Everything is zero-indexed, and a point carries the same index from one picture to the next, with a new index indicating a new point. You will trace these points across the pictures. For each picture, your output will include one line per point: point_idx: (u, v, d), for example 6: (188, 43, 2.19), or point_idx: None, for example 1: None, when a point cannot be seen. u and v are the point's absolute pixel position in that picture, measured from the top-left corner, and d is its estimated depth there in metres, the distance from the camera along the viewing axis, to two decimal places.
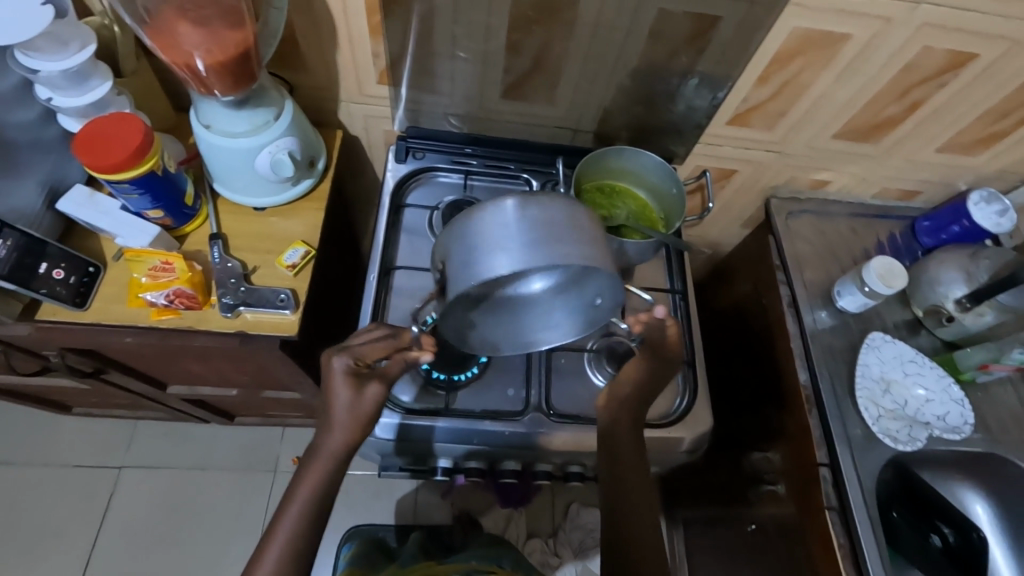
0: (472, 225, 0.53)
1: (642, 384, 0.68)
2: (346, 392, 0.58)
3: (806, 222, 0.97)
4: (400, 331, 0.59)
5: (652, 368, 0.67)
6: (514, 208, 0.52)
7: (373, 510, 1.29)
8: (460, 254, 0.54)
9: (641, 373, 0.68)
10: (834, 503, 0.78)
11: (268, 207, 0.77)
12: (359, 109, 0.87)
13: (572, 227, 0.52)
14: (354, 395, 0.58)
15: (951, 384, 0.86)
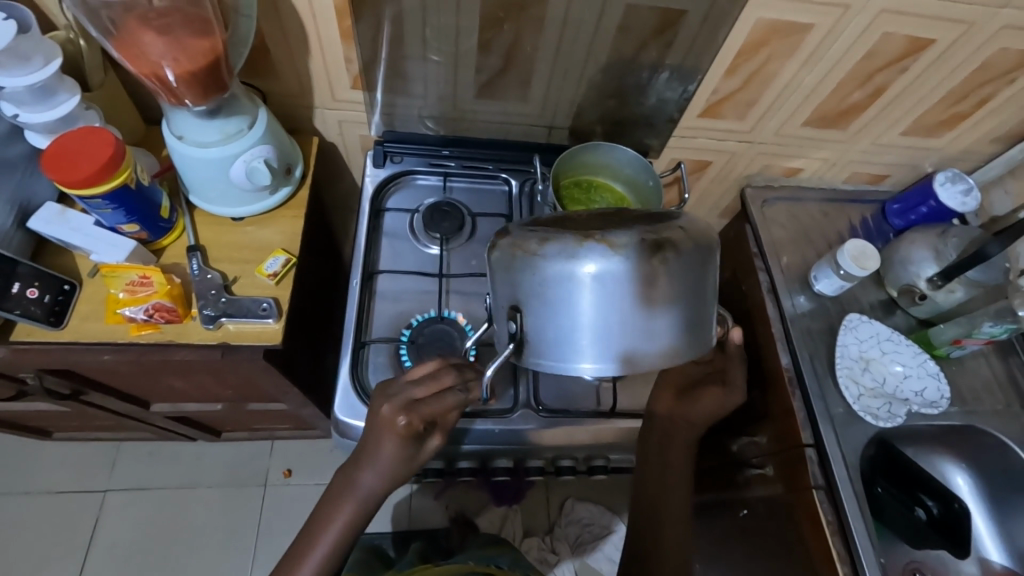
0: (579, 276, 0.47)
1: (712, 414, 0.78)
2: (409, 450, 0.59)
3: (781, 209, 0.99)
4: (468, 385, 0.62)
5: (728, 401, 0.77)
6: (624, 264, 0.46)
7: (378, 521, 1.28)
8: (548, 305, 0.49)
9: (720, 402, 0.77)
10: (820, 481, 0.80)
11: (245, 216, 0.77)
12: (333, 115, 0.86)
13: (688, 293, 0.49)
14: (415, 448, 0.60)
15: (927, 360, 0.88)
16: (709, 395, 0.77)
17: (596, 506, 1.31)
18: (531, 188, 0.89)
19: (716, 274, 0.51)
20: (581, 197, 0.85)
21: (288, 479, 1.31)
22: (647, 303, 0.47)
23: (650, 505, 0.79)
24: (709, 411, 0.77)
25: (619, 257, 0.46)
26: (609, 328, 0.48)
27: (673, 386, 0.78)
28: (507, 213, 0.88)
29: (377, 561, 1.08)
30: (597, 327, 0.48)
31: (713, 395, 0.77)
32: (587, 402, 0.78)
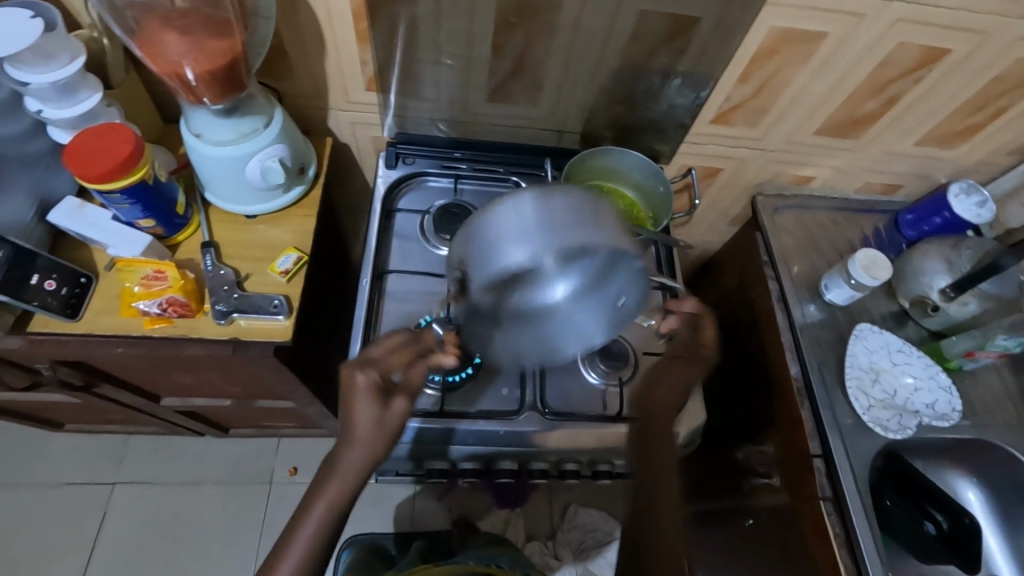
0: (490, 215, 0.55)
1: (680, 386, 0.72)
2: (373, 408, 0.58)
3: (791, 217, 0.99)
4: (422, 338, 0.63)
5: (696, 372, 0.72)
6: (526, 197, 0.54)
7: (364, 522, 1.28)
8: (477, 249, 0.56)
9: (684, 374, 0.72)
10: (828, 492, 0.79)
11: (258, 214, 0.78)
12: (346, 116, 0.87)
13: (591, 213, 0.53)
14: (381, 410, 0.58)
15: (939, 372, 0.87)
16: (674, 368, 0.73)
17: (599, 512, 1.30)
18: None
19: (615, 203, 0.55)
20: None
21: (293, 477, 1.32)
22: (559, 219, 0.52)
23: (644, 513, 0.69)
24: (671, 387, 0.72)
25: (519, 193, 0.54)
26: (524, 239, 0.53)
27: (656, 378, 0.73)
28: None
29: (378, 561, 1.09)
30: (515, 242, 0.53)
31: (680, 366, 0.72)
32: (593, 407, 0.78)
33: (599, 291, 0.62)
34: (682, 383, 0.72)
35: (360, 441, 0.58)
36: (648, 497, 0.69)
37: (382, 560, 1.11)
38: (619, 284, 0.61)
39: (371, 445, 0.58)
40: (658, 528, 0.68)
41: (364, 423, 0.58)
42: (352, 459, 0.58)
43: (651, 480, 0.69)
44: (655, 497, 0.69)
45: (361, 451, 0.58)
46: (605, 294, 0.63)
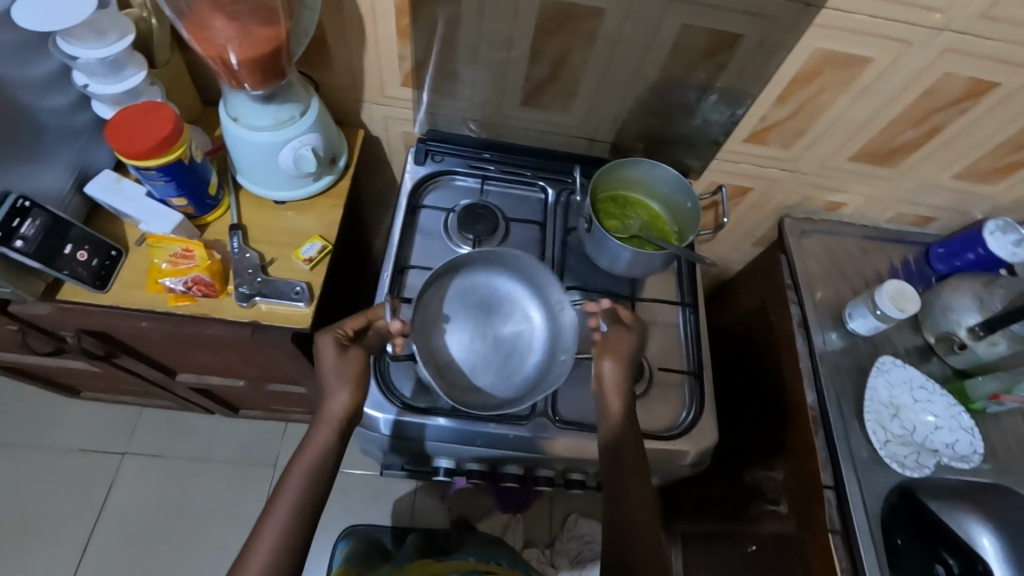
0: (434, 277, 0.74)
1: (626, 357, 0.72)
2: (332, 357, 0.67)
3: (818, 242, 0.97)
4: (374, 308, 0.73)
5: (634, 338, 0.73)
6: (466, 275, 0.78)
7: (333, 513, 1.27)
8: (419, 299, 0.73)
9: (624, 349, 0.72)
10: (836, 525, 0.77)
11: (287, 200, 0.79)
12: (380, 110, 0.88)
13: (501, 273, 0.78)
14: (339, 357, 0.67)
15: (962, 413, 0.85)
16: (618, 336, 0.73)
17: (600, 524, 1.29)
18: (567, 199, 0.90)
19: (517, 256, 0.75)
20: (616, 212, 0.85)
21: None
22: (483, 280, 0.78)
23: (616, 519, 0.66)
24: (617, 365, 0.71)
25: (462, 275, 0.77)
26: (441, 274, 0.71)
27: (614, 355, 0.72)
28: (540, 221, 0.89)
29: (377, 554, 1.10)
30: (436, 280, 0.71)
31: (621, 334, 0.73)
32: None
33: (553, 349, 0.74)
34: (626, 352, 0.72)
35: (332, 385, 0.66)
36: (618, 501, 0.66)
37: (379, 552, 1.11)
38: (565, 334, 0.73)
39: (348, 388, 0.67)
40: (631, 531, 0.64)
41: (330, 372, 0.67)
42: (334, 405, 0.66)
43: (619, 486, 0.66)
44: (624, 500, 0.66)
45: (342, 395, 0.66)
46: (558, 348, 0.74)
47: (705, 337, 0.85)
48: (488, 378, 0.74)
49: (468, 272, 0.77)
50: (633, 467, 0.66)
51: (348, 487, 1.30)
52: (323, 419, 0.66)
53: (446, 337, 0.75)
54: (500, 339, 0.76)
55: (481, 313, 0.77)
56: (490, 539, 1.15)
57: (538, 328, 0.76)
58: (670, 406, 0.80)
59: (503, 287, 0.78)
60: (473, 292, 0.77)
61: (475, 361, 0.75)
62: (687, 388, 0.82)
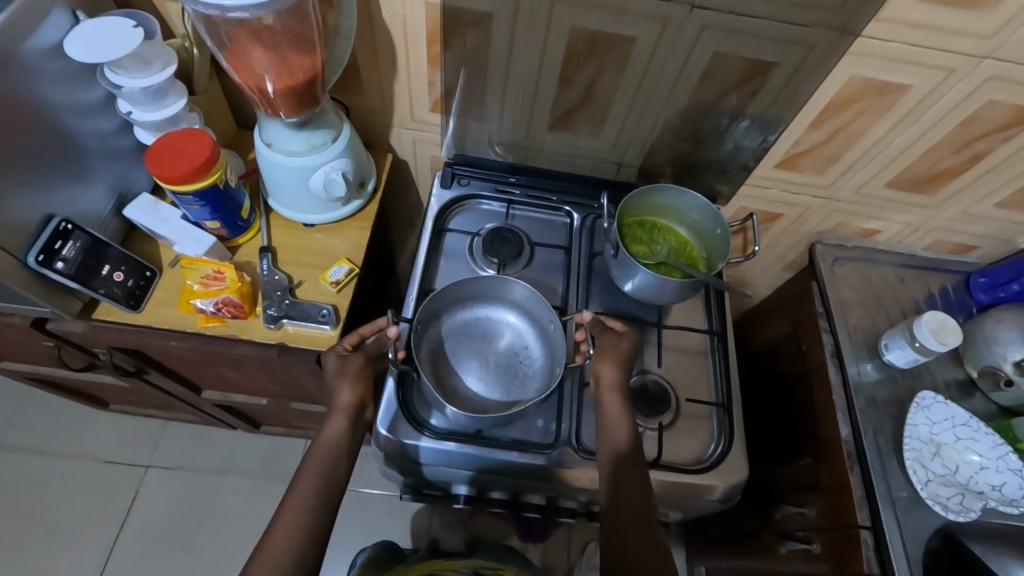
0: (430, 306, 0.76)
1: (623, 358, 0.74)
2: (334, 361, 0.69)
3: (852, 270, 0.95)
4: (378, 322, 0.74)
5: (627, 343, 0.75)
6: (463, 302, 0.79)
7: (344, 530, 1.26)
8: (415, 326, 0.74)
9: (620, 356, 0.74)
10: (874, 569, 0.74)
11: (316, 223, 0.80)
12: (410, 134, 0.89)
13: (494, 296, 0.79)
14: (341, 361, 0.69)
15: (1009, 453, 0.79)
16: (611, 341, 0.75)
17: None
18: (592, 223, 0.90)
19: (505, 279, 0.77)
20: (643, 238, 0.85)
21: None
22: (479, 304, 0.79)
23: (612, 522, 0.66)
24: (614, 369, 0.73)
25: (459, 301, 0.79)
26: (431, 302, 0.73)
27: (611, 358, 0.74)
28: (566, 245, 0.88)
29: (390, 558, 1.01)
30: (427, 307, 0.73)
31: (614, 340, 0.75)
32: None
33: (549, 360, 0.76)
34: (621, 354, 0.74)
35: (335, 382, 0.68)
36: (616, 501, 0.66)
37: (394, 556, 1.02)
38: (558, 346, 0.75)
39: (350, 384, 0.68)
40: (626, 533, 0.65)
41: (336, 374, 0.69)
42: (342, 399, 0.68)
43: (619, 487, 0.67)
44: (625, 500, 0.66)
45: (346, 391, 0.68)
46: (553, 359, 0.76)
47: (734, 366, 0.83)
48: (497, 397, 0.74)
49: (460, 303, 0.79)
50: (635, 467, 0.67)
51: (364, 506, 1.29)
52: (334, 411, 0.68)
53: (446, 364, 0.76)
54: (500, 360, 0.77)
55: (481, 338, 0.78)
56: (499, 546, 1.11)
57: (535, 349, 0.78)
58: (698, 437, 0.78)
59: (498, 312, 0.79)
60: (468, 321, 0.79)
61: (477, 382, 0.75)
62: (715, 420, 0.80)
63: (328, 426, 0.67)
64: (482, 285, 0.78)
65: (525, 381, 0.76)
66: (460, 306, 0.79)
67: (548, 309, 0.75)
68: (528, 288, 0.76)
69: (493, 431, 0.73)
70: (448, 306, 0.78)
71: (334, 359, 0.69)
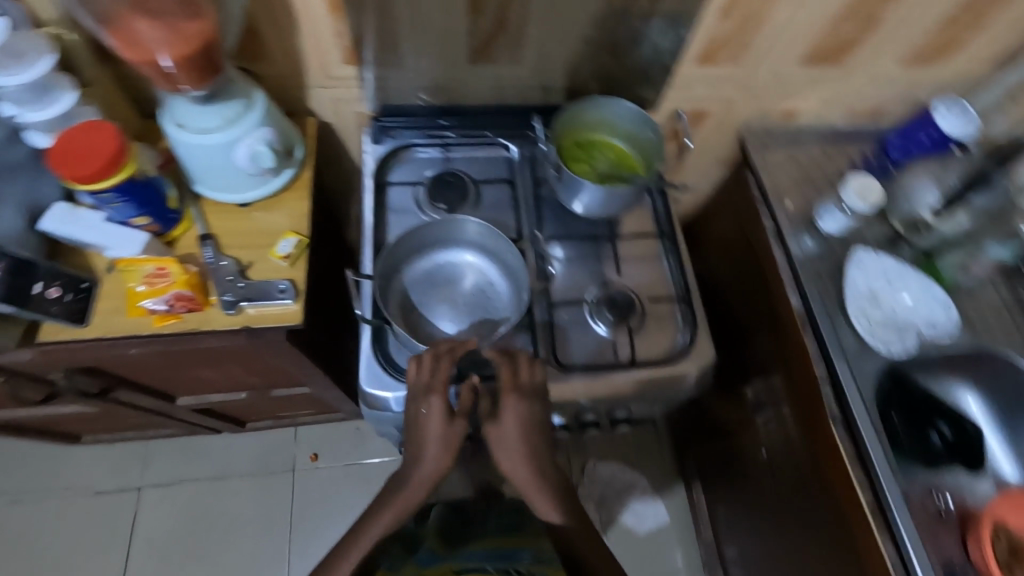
0: (390, 260, 0.76)
1: (521, 445, 0.69)
2: (438, 425, 0.67)
3: (780, 153, 1.00)
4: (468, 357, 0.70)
5: (515, 428, 0.69)
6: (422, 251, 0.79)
7: (356, 503, 1.31)
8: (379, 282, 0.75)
9: (516, 449, 0.68)
10: (837, 414, 0.82)
11: (251, 201, 0.77)
12: (328, 94, 0.86)
13: (450, 239, 0.80)
14: (445, 425, 0.68)
15: (933, 287, 0.90)
16: (499, 432, 0.69)
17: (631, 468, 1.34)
18: (531, 152, 0.91)
19: (458, 219, 0.77)
20: (581, 156, 0.86)
21: (316, 462, 1.34)
22: (437, 250, 0.80)
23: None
24: (512, 463, 0.69)
25: (418, 251, 0.79)
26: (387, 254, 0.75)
27: (509, 448, 0.69)
28: (509, 179, 0.89)
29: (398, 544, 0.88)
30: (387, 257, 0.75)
31: (503, 430, 0.69)
32: (605, 356, 0.80)
33: (515, 288, 0.78)
34: (515, 442, 0.69)
35: (438, 451, 0.68)
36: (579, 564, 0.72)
37: (401, 549, 0.88)
38: (520, 276, 0.77)
39: (444, 451, 0.68)
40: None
41: (435, 439, 0.67)
42: (433, 455, 0.68)
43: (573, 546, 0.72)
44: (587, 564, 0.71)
45: (437, 459, 0.68)
46: (519, 287, 0.77)
47: (687, 262, 0.87)
48: (472, 332, 0.76)
49: (419, 254, 0.79)
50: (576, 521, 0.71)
51: (371, 477, 1.34)
52: (415, 482, 0.69)
53: (418, 312, 0.77)
54: (469, 300, 0.79)
55: (447, 282, 0.79)
56: (511, 518, 0.93)
57: (499, 283, 0.79)
58: (666, 332, 0.83)
59: (456, 255, 0.80)
60: (430, 270, 0.80)
61: (452, 321, 0.77)
62: (679, 312, 0.84)
63: (408, 493, 0.70)
64: (431, 231, 0.78)
65: (497, 312, 0.78)
66: (420, 255, 0.79)
67: (505, 241, 0.77)
68: (480, 223, 0.76)
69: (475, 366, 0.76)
70: (408, 258, 0.79)
71: (438, 400, 0.67)
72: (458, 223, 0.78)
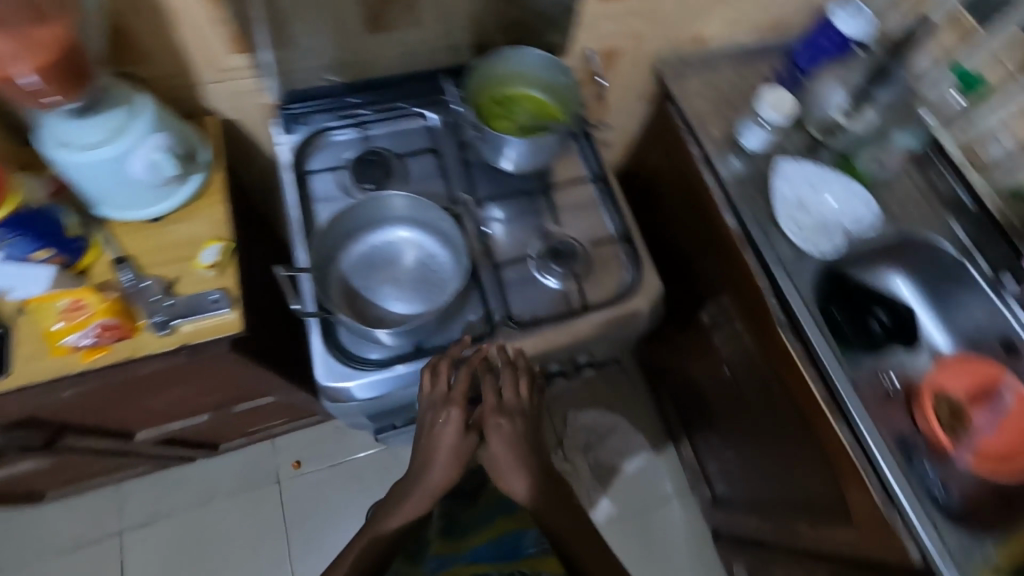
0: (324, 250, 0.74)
1: (514, 469, 0.72)
2: (452, 436, 0.71)
3: (696, 80, 1.01)
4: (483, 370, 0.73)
5: (507, 455, 0.71)
6: (355, 236, 0.78)
7: (349, 500, 1.31)
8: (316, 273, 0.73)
9: (505, 467, 0.72)
10: (784, 320, 0.86)
11: (164, 214, 0.72)
12: (223, 89, 0.80)
13: (380, 219, 0.78)
14: (458, 436, 0.72)
15: (853, 183, 0.94)
16: (491, 458, 0.73)
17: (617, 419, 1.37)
18: (450, 117, 0.89)
19: (383, 197, 0.75)
20: (500, 111, 0.84)
21: (299, 469, 1.33)
22: (370, 232, 0.78)
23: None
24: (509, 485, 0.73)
25: (352, 237, 0.77)
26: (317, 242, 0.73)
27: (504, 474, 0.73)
28: (433, 148, 0.87)
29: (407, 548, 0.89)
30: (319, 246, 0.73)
31: (495, 460, 0.72)
32: (559, 307, 0.81)
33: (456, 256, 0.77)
34: (506, 470, 0.72)
35: (448, 460, 0.72)
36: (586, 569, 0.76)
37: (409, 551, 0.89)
38: (458, 243, 0.76)
39: (450, 458, 0.72)
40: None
41: (448, 451, 0.71)
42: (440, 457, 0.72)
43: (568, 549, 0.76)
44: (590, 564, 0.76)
45: (445, 467, 0.72)
46: (459, 255, 0.76)
47: (622, 201, 0.88)
48: (420, 306, 0.76)
49: (353, 239, 0.78)
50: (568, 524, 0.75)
51: (360, 472, 1.33)
52: (424, 487, 0.73)
53: (362, 298, 0.76)
54: (412, 276, 0.77)
55: (387, 263, 0.78)
56: None
57: (440, 254, 0.78)
58: (613, 273, 0.84)
59: (392, 235, 0.78)
60: (368, 253, 0.78)
61: (398, 300, 0.76)
62: (622, 251, 0.86)
63: (415, 497, 0.73)
64: (358, 213, 0.76)
65: (442, 282, 0.77)
66: (354, 240, 0.78)
67: (435, 211, 0.75)
68: (406, 196, 0.75)
69: (431, 339, 0.76)
70: (342, 245, 0.77)
71: (456, 412, 0.71)
72: (384, 200, 0.76)
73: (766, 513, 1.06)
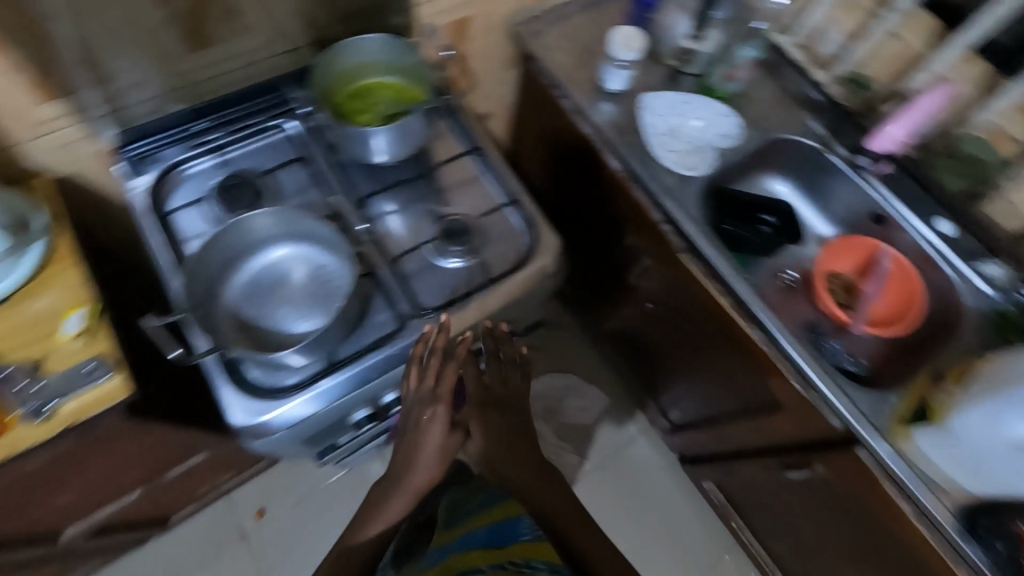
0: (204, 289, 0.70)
1: (496, 453, 0.80)
2: (438, 432, 0.75)
3: (551, 35, 1.02)
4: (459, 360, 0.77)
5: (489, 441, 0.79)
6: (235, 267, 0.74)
7: (324, 532, 1.27)
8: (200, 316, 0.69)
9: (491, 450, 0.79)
10: (680, 243, 0.91)
11: (11, 295, 0.66)
12: (46, 143, 0.73)
13: (255, 244, 0.74)
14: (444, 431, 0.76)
15: (715, 103, 0.98)
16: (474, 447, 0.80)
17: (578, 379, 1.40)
18: (309, 121, 0.85)
19: (245, 221, 0.71)
20: (359, 105, 0.82)
21: (264, 517, 1.27)
22: (249, 259, 0.74)
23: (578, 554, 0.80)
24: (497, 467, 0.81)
25: (231, 269, 0.74)
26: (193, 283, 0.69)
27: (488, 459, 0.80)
28: (300, 157, 0.84)
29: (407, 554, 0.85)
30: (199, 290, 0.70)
31: (479, 447, 0.79)
32: (466, 284, 0.80)
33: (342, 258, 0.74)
34: (492, 453, 0.80)
35: (433, 453, 0.75)
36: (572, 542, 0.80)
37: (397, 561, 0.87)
38: (337, 245, 0.73)
39: (434, 452, 0.75)
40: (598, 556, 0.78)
41: (432, 449, 0.75)
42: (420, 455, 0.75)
43: (550, 517, 0.80)
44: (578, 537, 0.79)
45: (424, 464, 0.75)
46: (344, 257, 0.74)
47: (504, 167, 0.87)
48: (319, 318, 0.73)
49: (233, 271, 0.74)
50: (549, 495, 0.81)
51: (329, 501, 1.29)
52: (406, 489, 0.76)
53: (259, 327, 0.73)
54: (305, 291, 0.75)
55: (276, 285, 0.75)
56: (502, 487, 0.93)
57: (327, 261, 0.75)
58: (511, 240, 0.84)
59: (272, 255, 0.75)
60: (253, 281, 0.74)
61: (296, 318, 0.74)
62: (515, 215, 0.86)
63: (395, 500, 0.76)
64: (225, 243, 0.72)
65: (335, 288, 0.74)
66: (234, 272, 0.74)
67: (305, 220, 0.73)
68: (270, 213, 0.72)
69: (341, 350, 0.74)
70: (224, 280, 0.73)
71: (442, 407, 0.75)
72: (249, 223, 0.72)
73: (717, 425, 1.12)
